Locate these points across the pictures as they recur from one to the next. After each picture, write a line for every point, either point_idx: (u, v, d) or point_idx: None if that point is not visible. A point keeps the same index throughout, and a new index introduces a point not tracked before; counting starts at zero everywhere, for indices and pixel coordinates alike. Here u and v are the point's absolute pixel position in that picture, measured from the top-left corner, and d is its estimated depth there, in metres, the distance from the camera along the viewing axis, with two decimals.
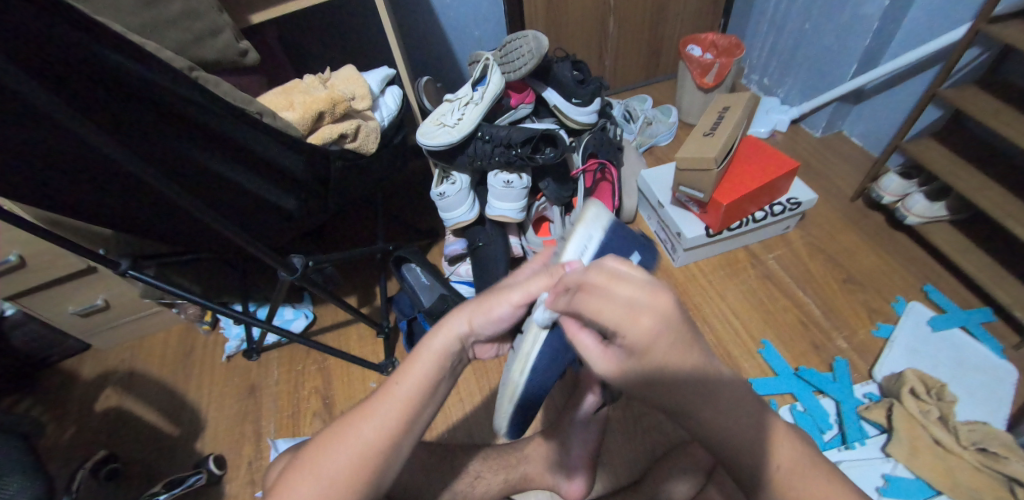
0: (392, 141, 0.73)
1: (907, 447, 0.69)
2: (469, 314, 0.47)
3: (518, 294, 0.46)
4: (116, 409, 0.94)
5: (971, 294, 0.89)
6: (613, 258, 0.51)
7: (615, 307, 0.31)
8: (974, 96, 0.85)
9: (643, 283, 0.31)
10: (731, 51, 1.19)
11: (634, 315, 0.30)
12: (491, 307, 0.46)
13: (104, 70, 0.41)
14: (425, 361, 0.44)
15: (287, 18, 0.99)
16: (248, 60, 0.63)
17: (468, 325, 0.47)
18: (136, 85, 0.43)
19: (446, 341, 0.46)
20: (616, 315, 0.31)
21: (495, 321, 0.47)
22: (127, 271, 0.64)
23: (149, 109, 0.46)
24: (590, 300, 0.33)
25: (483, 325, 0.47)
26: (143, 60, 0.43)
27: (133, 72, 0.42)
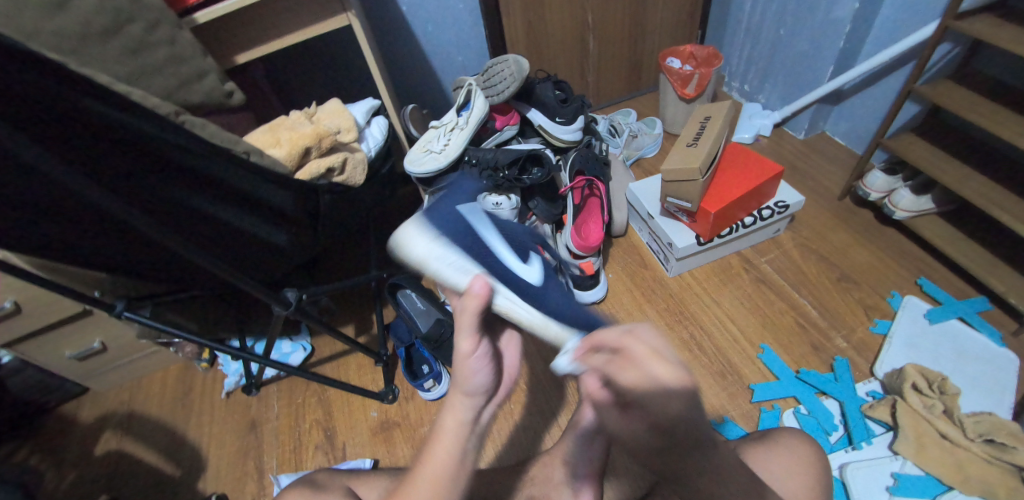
0: (380, 170, 0.75)
1: (914, 444, 0.68)
2: (460, 386, 0.42)
3: (468, 340, 0.41)
4: (116, 452, 0.93)
5: (966, 284, 0.89)
6: (461, 232, 0.46)
7: (652, 391, 0.35)
8: (949, 90, 0.87)
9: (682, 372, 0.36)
10: (710, 61, 1.21)
11: (669, 401, 0.35)
12: (467, 366, 0.42)
13: (82, 116, 0.42)
14: (446, 437, 0.42)
15: (274, 55, 1.01)
16: (234, 101, 0.64)
17: (468, 395, 0.42)
18: (119, 132, 0.45)
19: (462, 416, 0.42)
20: (647, 390, 0.35)
21: (480, 374, 0.42)
22: (123, 312, 0.64)
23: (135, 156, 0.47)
24: (630, 373, 0.36)
25: (480, 382, 0.42)
26: (121, 105, 0.45)
27: (110, 117, 0.44)
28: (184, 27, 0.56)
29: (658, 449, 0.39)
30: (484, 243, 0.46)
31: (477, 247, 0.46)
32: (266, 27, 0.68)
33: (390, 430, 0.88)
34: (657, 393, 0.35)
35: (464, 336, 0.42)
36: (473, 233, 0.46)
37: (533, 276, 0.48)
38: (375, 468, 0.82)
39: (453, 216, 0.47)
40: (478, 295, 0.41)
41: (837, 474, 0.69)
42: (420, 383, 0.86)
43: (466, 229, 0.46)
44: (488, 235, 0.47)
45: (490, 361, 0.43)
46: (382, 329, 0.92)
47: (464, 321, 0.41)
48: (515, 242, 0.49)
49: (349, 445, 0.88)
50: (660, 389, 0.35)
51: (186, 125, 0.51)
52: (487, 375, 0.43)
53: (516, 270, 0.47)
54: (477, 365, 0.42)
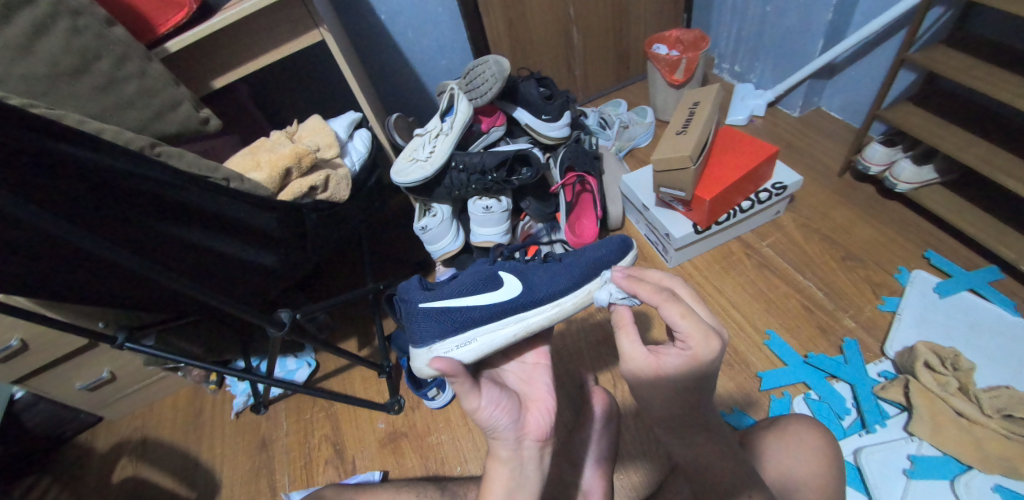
0: (366, 183, 0.75)
1: (929, 424, 0.66)
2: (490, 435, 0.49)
3: (476, 397, 0.47)
4: (132, 478, 0.94)
5: (975, 254, 0.86)
6: (451, 324, 0.54)
7: (689, 320, 0.45)
8: (943, 55, 0.85)
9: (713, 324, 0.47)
10: (697, 45, 1.19)
11: (707, 339, 0.45)
12: (484, 419, 0.47)
13: (61, 162, 0.42)
14: (500, 468, 0.48)
15: (257, 73, 1.01)
16: (211, 127, 0.64)
17: (500, 440, 0.49)
18: (97, 172, 0.45)
19: (503, 457, 0.49)
20: (690, 323, 0.45)
21: (501, 421, 0.48)
22: (125, 344, 0.64)
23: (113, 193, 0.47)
24: (678, 309, 0.46)
25: (506, 427, 0.48)
26: (97, 146, 0.45)
27: (88, 160, 0.44)
28: (154, 59, 0.56)
29: (680, 388, 0.46)
30: (468, 313, 0.55)
31: (469, 320, 0.55)
32: (241, 49, 0.68)
33: (398, 441, 0.88)
34: (696, 329, 0.45)
35: (472, 394, 0.47)
36: (455, 312, 0.54)
37: (515, 288, 0.56)
38: (384, 480, 0.82)
39: (424, 314, 0.55)
40: (446, 368, 0.46)
41: (852, 460, 0.68)
42: (425, 392, 0.86)
43: (451, 315, 0.54)
44: (463, 299, 0.55)
45: (507, 405, 0.49)
46: (382, 341, 0.90)
47: (462, 384, 0.46)
48: (479, 281, 0.56)
49: (358, 458, 0.88)
50: (698, 325, 0.45)
51: (163, 156, 0.52)
52: (507, 419, 0.48)
53: (499, 299, 0.55)
54: (493, 414, 0.47)
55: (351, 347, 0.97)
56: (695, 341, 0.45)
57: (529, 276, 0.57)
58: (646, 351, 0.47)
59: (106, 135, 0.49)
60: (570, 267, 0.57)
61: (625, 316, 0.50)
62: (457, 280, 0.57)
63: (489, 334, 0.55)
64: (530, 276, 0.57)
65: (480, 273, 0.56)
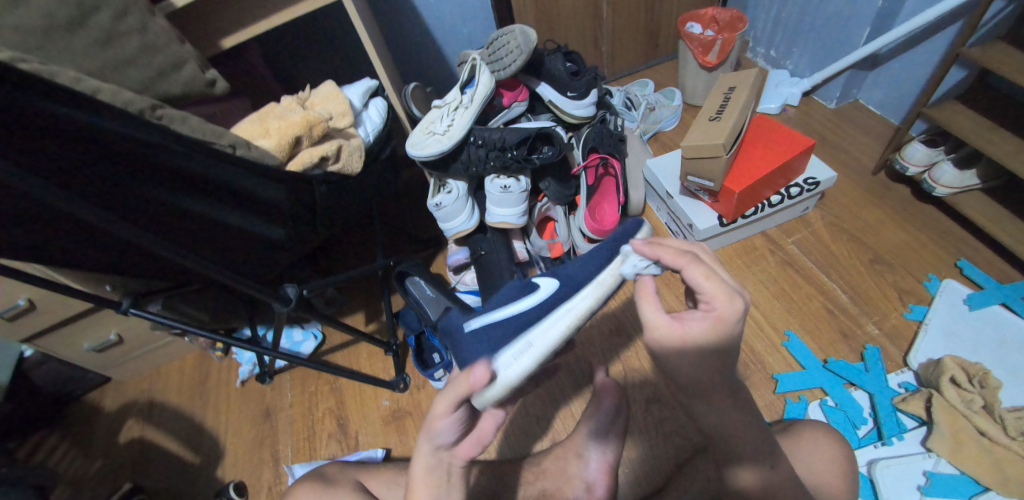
0: (380, 155, 0.71)
1: (950, 441, 0.65)
2: (426, 437, 0.46)
3: (444, 406, 0.43)
4: (139, 439, 0.94)
5: (1010, 266, 0.83)
6: (500, 339, 0.52)
7: (716, 281, 0.44)
8: (1002, 52, 0.78)
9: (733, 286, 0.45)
10: (734, 25, 1.12)
11: (731, 298, 0.43)
12: (434, 425, 0.44)
13: (59, 125, 0.40)
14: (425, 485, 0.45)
15: (270, 33, 0.95)
16: (217, 89, 0.60)
17: (435, 445, 0.46)
18: (100, 138, 0.42)
19: (428, 464, 0.46)
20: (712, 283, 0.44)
21: (446, 430, 0.45)
22: (129, 310, 0.61)
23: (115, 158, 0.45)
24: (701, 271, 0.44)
25: (445, 436, 0.46)
26: (91, 108, 0.42)
27: (85, 123, 0.41)
28: (156, 13, 0.53)
29: (706, 356, 0.43)
30: (514, 323, 0.53)
31: (517, 330, 0.52)
32: (252, 6, 0.63)
33: (401, 419, 0.88)
34: (720, 288, 0.43)
35: (443, 402, 0.43)
36: (499, 326, 0.52)
37: (550, 283, 0.55)
38: (387, 459, 0.81)
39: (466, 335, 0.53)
40: (475, 378, 0.41)
41: (865, 472, 0.67)
42: (431, 372, 0.85)
43: (499, 331, 0.52)
44: (505, 310, 0.54)
45: (461, 422, 0.45)
46: (392, 316, 0.89)
47: (448, 394, 0.43)
48: (513, 292, 0.56)
49: (361, 434, 0.87)
50: (721, 286, 0.44)
51: (165, 120, 0.49)
52: (451, 431, 0.45)
53: (532, 299, 0.54)
54: (450, 423, 0.44)
55: (358, 321, 0.95)
56: (721, 302, 0.43)
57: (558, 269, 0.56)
58: (670, 318, 0.45)
59: (102, 96, 0.45)
60: (593, 251, 0.56)
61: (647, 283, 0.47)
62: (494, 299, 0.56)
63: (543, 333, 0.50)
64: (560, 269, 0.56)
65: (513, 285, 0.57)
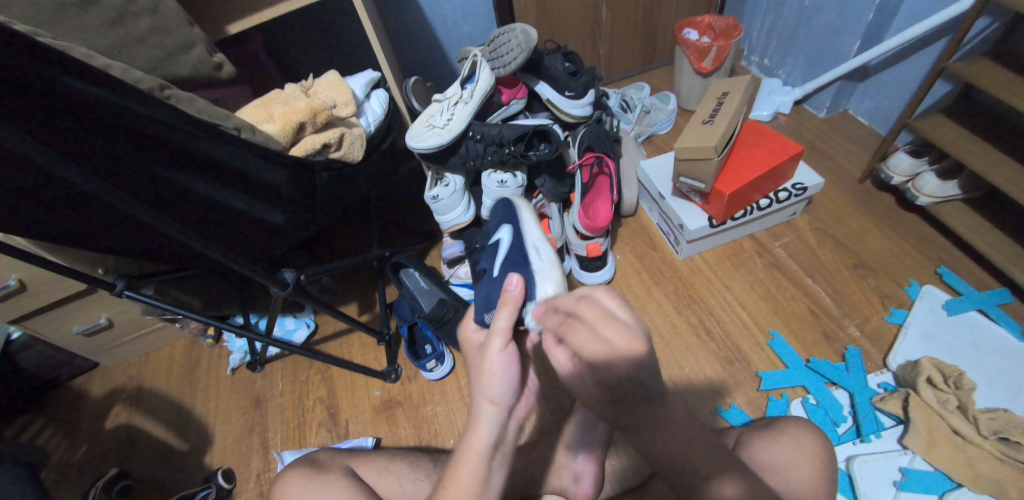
0: (380, 146, 0.72)
1: (925, 439, 0.67)
2: (481, 393, 0.47)
3: (501, 340, 0.48)
4: (126, 426, 0.94)
5: (987, 274, 0.86)
6: (520, 256, 0.59)
7: (603, 348, 0.41)
8: (985, 68, 0.81)
9: (624, 330, 0.41)
10: (730, 33, 1.14)
11: (614, 355, 0.41)
12: (493, 367, 0.47)
13: (74, 99, 0.41)
14: (472, 461, 0.44)
15: (272, 23, 0.96)
16: (223, 74, 0.62)
17: (489, 402, 0.46)
18: (110, 115, 0.44)
19: (488, 429, 0.45)
20: (590, 344, 0.42)
21: (502, 375, 0.47)
22: (123, 292, 0.62)
23: (125, 135, 0.46)
24: (582, 332, 0.43)
25: (500, 391, 0.47)
26: (107, 85, 0.43)
27: (97, 97, 0.42)
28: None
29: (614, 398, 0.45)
30: (512, 249, 0.61)
31: (514, 251, 0.61)
32: None
33: (393, 410, 0.88)
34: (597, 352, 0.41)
35: (498, 334, 0.49)
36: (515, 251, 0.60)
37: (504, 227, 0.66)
38: (377, 448, 0.82)
39: (493, 289, 0.59)
40: (511, 292, 0.50)
41: (843, 467, 0.70)
42: (423, 363, 0.85)
43: (513, 256, 0.60)
44: (502, 244, 0.64)
45: (513, 369, 0.48)
46: (385, 307, 0.90)
47: (500, 321, 0.50)
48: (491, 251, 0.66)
49: (352, 423, 0.88)
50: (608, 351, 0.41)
51: (172, 100, 0.50)
52: (507, 381, 0.47)
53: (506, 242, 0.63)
54: (504, 363, 0.48)
55: (351, 311, 0.96)
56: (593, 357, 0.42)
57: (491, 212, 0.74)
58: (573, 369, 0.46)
59: (114, 72, 0.47)
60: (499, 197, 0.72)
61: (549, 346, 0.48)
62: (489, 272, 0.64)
63: (526, 233, 0.62)
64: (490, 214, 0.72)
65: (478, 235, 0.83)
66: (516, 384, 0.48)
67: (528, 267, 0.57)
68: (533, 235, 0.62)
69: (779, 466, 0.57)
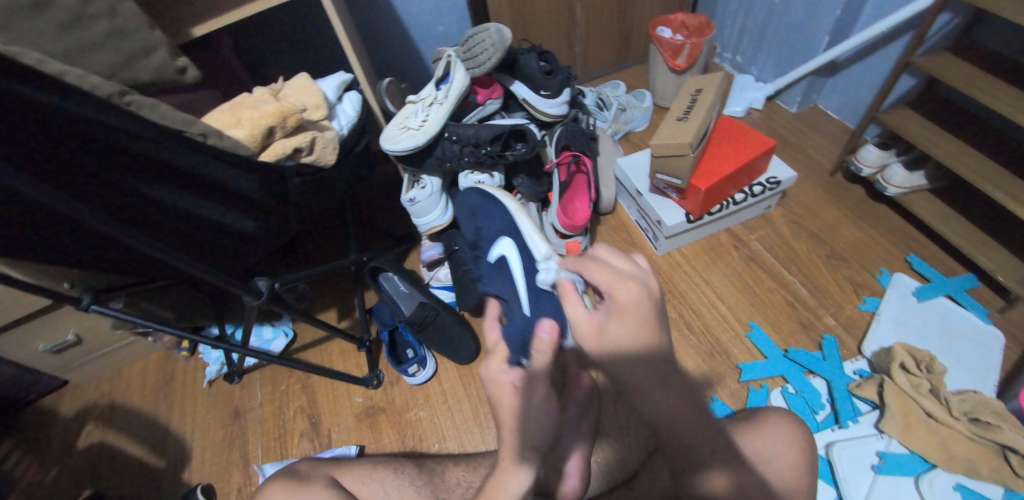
0: (354, 149, 0.72)
1: (901, 423, 0.69)
2: (525, 442, 0.46)
3: (544, 388, 0.47)
4: (98, 444, 0.90)
5: (954, 260, 0.88)
6: (543, 281, 0.62)
7: (619, 277, 0.42)
8: (947, 61, 0.83)
9: (635, 264, 0.43)
10: (702, 31, 1.16)
11: (627, 284, 0.41)
12: (538, 417, 0.46)
13: (30, 109, 0.39)
14: None
15: (241, 25, 0.94)
16: (188, 77, 0.61)
17: (533, 450, 0.46)
18: (67, 123, 0.42)
19: (528, 474, 0.46)
20: (607, 279, 0.42)
21: (544, 426, 0.46)
22: (90, 306, 0.60)
23: (84, 144, 0.44)
24: (598, 268, 0.43)
25: (541, 438, 0.46)
26: (61, 91, 0.41)
27: (53, 106, 0.40)
28: None
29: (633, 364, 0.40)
30: (528, 277, 0.63)
31: (531, 276, 0.62)
32: None
33: (375, 417, 0.87)
34: (626, 296, 0.41)
35: (539, 381, 0.47)
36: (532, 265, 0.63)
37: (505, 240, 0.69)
38: (360, 456, 0.81)
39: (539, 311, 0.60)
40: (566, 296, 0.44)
41: (823, 454, 0.71)
42: (405, 368, 0.84)
43: (534, 284, 0.62)
44: (517, 273, 0.64)
45: (552, 416, 0.48)
46: (364, 313, 0.88)
47: None
48: (506, 274, 0.67)
49: (335, 431, 0.86)
50: (626, 285, 0.41)
51: (133, 106, 0.49)
52: (548, 429, 0.47)
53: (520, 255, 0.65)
54: (549, 414, 0.47)
55: (331, 318, 0.94)
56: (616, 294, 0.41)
57: (482, 216, 0.76)
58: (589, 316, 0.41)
59: (69, 78, 0.45)
60: (483, 204, 0.77)
61: (567, 289, 0.44)
62: (513, 304, 0.63)
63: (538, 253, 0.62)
64: (484, 223, 0.75)
65: (468, 219, 0.80)
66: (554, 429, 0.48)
67: (553, 290, 0.60)
68: (543, 248, 0.63)
69: (760, 456, 0.56)
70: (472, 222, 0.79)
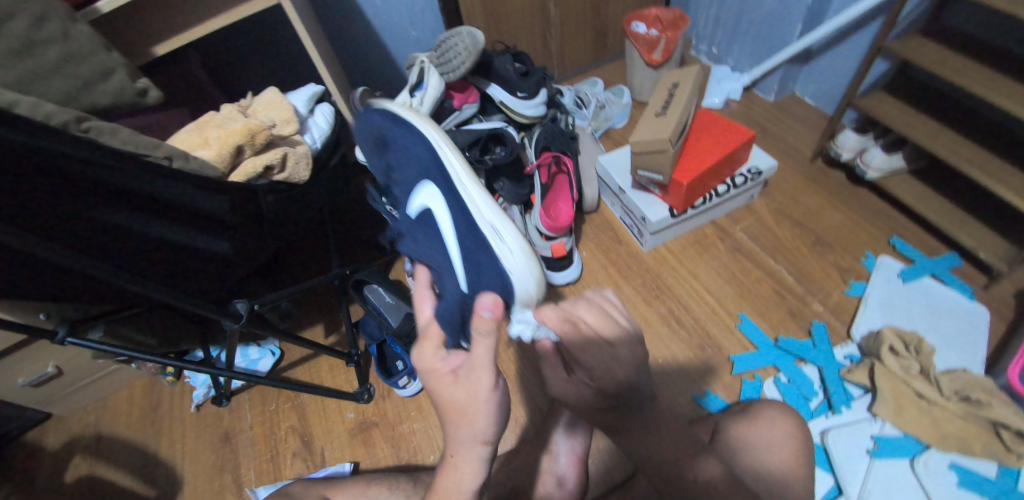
0: (329, 162, 0.70)
1: (893, 405, 0.69)
2: (472, 436, 0.43)
3: (488, 375, 0.42)
4: (86, 477, 0.88)
5: (936, 241, 0.89)
6: (479, 244, 0.54)
7: (601, 345, 0.45)
8: (918, 43, 0.84)
9: (621, 331, 0.47)
10: (677, 24, 1.16)
11: (611, 359, 0.45)
12: (486, 408, 0.42)
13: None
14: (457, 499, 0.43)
15: (210, 40, 0.92)
16: (150, 99, 0.59)
17: (482, 444, 0.43)
18: (31, 158, 0.41)
19: (478, 467, 0.44)
20: (594, 352, 0.45)
21: (492, 416, 0.42)
22: (65, 339, 0.58)
23: (49, 179, 0.43)
24: (581, 336, 0.46)
25: (491, 431, 0.43)
26: (20, 126, 0.40)
27: (17, 143, 0.39)
28: (80, 20, 0.51)
29: (596, 408, 0.47)
30: (462, 244, 0.55)
31: (468, 245, 0.55)
32: (183, 11, 0.62)
33: (368, 431, 0.85)
34: (615, 372, 0.44)
35: (481, 368, 0.43)
36: (473, 232, 0.55)
37: (428, 191, 0.59)
38: (355, 473, 0.79)
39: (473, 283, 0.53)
40: (488, 316, 0.42)
41: (818, 441, 0.71)
42: (395, 381, 0.83)
43: (469, 249, 0.54)
44: (445, 229, 0.56)
45: (503, 404, 0.44)
46: (351, 327, 0.87)
47: (481, 353, 0.43)
48: (432, 234, 0.58)
49: (327, 449, 0.85)
50: (616, 357, 0.45)
51: (92, 133, 0.48)
52: (499, 419, 0.43)
53: (452, 222, 0.56)
54: (496, 401, 0.42)
55: (318, 334, 0.93)
56: (606, 373, 0.44)
57: (393, 147, 0.64)
58: (568, 378, 0.48)
59: (22, 109, 0.43)
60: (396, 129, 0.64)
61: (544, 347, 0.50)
62: (444, 272, 0.56)
63: (478, 220, 0.56)
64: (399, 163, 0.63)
65: (376, 151, 0.68)
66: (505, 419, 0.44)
67: (489, 249, 0.54)
68: (479, 202, 0.57)
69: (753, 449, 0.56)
70: (382, 155, 0.67)
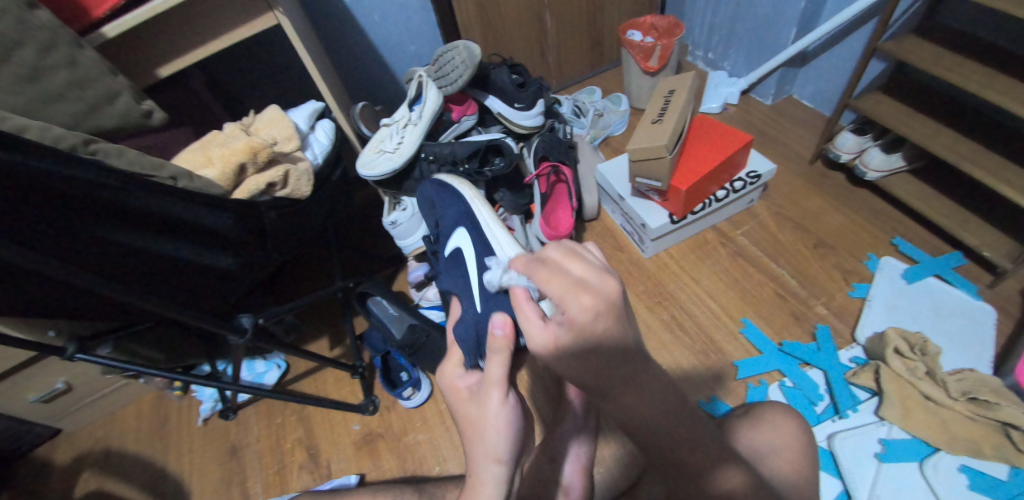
0: (330, 178, 0.71)
1: (900, 408, 0.69)
2: (485, 453, 0.43)
3: (498, 390, 0.43)
4: (96, 492, 0.89)
5: (940, 240, 0.88)
6: (494, 268, 0.57)
7: (566, 286, 0.36)
8: (914, 43, 0.84)
9: (593, 266, 0.37)
10: (672, 31, 1.17)
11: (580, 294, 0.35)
12: (496, 424, 0.42)
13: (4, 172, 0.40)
14: None
15: (214, 59, 0.94)
16: (155, 120, 0.61)
17: (495, 462, 0.42)
18: (43, 183, 0.42)
19: (496, 490, 0.42)
20: (562, 291, 0.36)
21: (504, 432, 0.42)
22: (75, 355, 0.59)
23: (63, 202, 0.44)
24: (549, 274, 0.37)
25: (505, 449, 0.42)
26: (33, 151, 0.41)
27: (29, 166, 0.41)
28: (87, 47, 0.52)
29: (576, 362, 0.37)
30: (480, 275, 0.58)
31: (484, 276, 0.57)
32: (187, 34, 0.63)
33: (374, 443, 0.86)
34: (592, 290, 0.36)
35: (493, 384, 0.44)
36: (492, 263, 0.57)
37: (461, 236, 0.64)
38: (361, 485, 0.80)
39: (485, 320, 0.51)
40: (501, 333, 0.44)
41: (825, 446, 0.70)
42: (400, 392, 0.84)
43: (486, 276, 0.57)
44: (469, 264, 0.61)
45: (516, 418, 0.44)
46: (355, 340, 0.87)
47: (494, 370, 0.44)
48: (461, 269, 0.62)
49: (333, 462, 0.85)
50: (583, 291, 0.35)
51: (99, 154, 0.49)
52: (512, 436, 0.43)
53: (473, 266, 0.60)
54: (506, 417, 0.43)
55: (323, 346, 0.94)
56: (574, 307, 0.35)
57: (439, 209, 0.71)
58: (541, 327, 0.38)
59: (30, 134, 0.45)
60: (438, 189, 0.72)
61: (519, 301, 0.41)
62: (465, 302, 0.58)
63: (496, 249, 0.59)
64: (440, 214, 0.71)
65: (429, 211, 0.76)
66: (520, 435, 0.44)
67: (505, 278, 0.54)
68: (500, 240, 0.60)
69: (758, 452, 0.55)
70: (433, 216, 0.74)
